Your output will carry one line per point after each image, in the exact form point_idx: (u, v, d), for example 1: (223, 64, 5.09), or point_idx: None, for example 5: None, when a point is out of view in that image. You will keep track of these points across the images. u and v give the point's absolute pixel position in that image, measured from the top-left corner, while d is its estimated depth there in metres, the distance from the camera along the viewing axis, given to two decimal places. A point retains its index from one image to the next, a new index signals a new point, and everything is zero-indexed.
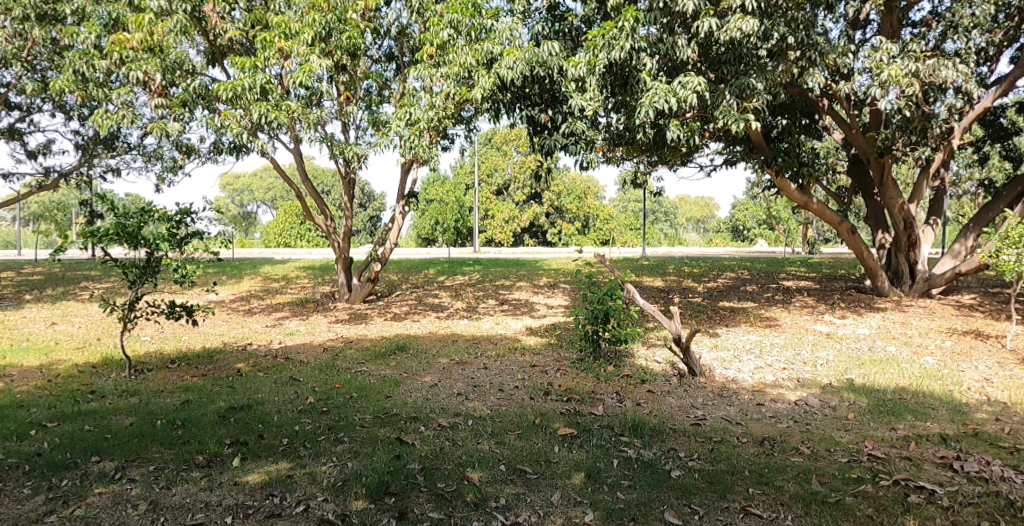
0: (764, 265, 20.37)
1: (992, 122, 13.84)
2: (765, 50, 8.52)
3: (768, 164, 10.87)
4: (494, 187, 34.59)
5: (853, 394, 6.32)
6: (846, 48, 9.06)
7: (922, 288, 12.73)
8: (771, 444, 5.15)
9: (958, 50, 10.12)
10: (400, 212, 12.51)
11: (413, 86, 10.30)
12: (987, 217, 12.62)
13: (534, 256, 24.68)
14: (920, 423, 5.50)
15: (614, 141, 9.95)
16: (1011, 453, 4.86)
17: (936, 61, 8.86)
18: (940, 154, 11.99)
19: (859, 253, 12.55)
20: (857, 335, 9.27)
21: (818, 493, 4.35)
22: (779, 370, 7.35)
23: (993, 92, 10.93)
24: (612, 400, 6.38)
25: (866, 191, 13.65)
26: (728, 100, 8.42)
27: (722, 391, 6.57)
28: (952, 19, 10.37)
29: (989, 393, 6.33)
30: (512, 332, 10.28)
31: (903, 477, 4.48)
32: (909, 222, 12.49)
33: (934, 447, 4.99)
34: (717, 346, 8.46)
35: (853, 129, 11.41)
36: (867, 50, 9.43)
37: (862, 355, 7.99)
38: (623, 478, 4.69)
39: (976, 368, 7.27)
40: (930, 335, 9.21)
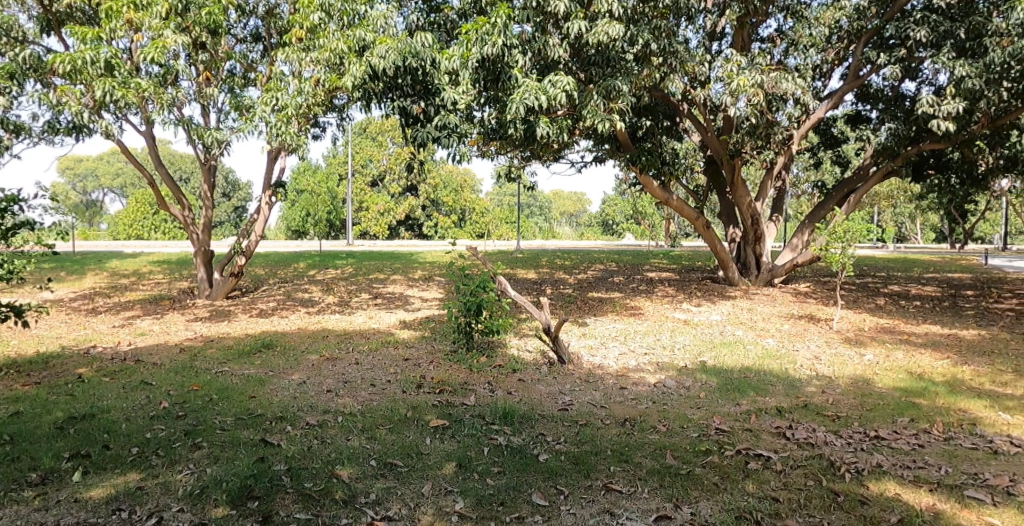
0: (630, 257, 21.45)
1: (825, 131, 15.43)
2: (631, 54, 9.00)
3: (633, 162, 11.57)
4: (369, 179, 33.86)
5: (705, 375, 6.84)
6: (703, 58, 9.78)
7: (766, 278, 13.99)
8: (631, 424, 5.46)
9: (798, 66, 11.18)
10: (266, 203, 11.90)
11: (280, 70, 9.84)
12: (820, 214, 14.08)
13: (410, 249, 24.42)
14: (760, 398, 6.07)
15: (488, 135, 10.10)
16: (833, 420, 5.46)
17: (777, 74, 9.80)
18: (783, 157, 13.15)
19: (713, 246, 13.57)
20: (710, 321, 10.03)
21: (671, 466, 4.66)
22: (641, 355, 7.80)
23: (826, 104, 12.21)
24: (484, 390, 6.47)
25: (720, 190, 14.75)
26: (596, 100, 8.75)
27: (588, 377, 6.87)
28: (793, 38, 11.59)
29: (817, 369, 7.10)
30: (385, 325, 10.12)
31: (745, 447, 4.91)
32: (756, 218, 13.66)
33: (771, 419, 5.51)
34: (585, 334, 8.84)
35: (708, 132, 12.22)
36: (720, 60, 10.21)
37: (714, 339, 8.66)
38: (492, 465, 4.78)
39: (808, 348, 8.14)
40: (771, 320, 10.14)
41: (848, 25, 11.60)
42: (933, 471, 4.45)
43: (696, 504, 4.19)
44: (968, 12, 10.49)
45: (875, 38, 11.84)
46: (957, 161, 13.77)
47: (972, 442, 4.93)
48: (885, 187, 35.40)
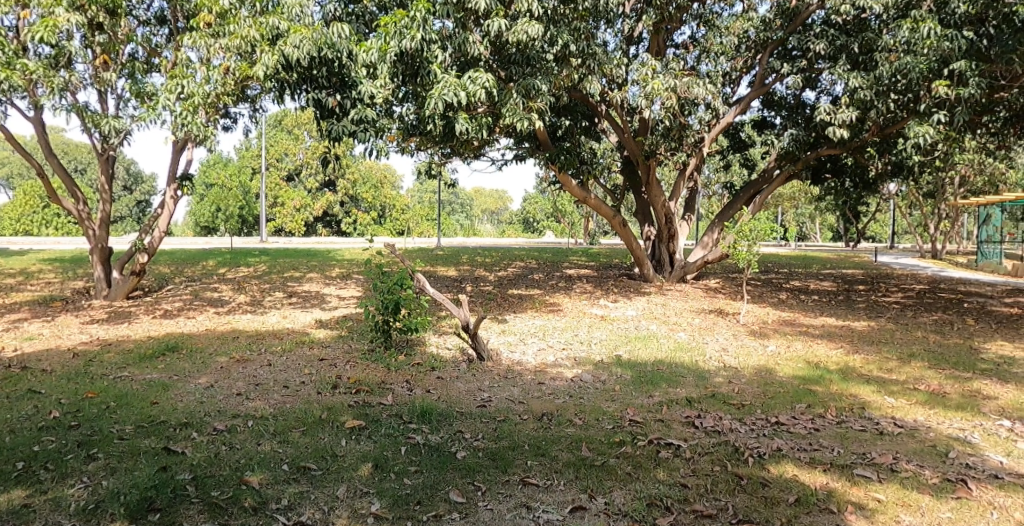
0: (550, 255, 21.74)
1: (734, 135, 16.17)
2: (551, 55, 9.12)
3: (552, 161, 11.72)
4: (284, 173, 32.76)
5: (620, 368, 7.02)
6: (620, 60, 10.02)
7: (679, 275, 14.53)
8: (549, 418, 5.53)
9: (710, 73, 11.65)
10: (171, 197, 11.26)
11: (187, 56, 9.35)
12: (729, 214, 14.74)
13: (328, 246, 23.81)
14: (671, 389, 6.29)
15: (408, 131, 9.98)
16: (738, 408, 5.73)
17: (689, 79, 10.19)
18: (695, 159, 13.65)
19: (629, 243, 13.94)
20: (625, 317, 10.31)
21: (586, 458, 4.76)
22: (559, 350, 7.93)
23: (735, 110, 12.81)
24: (402, 389, 6.38)
25: (636, 189, 15.17)
26: (515, 99, 8.80)
27: (507, 373, 6.91)
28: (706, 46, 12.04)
29: (725, 360, 7.43)
30: (300, 325, 9.81)
31: (656, 436, 5.07)
32: (670, 217, 14.14)
33: (681, 409, 5.72)
34: (504, 331, 8.88)
35: (625, 133, 12.52)
36: (636, 64, 10.49)
37: (630, 333, 8.90)
38: (410, 464, 4.72)
39: (716, 341, 8.51)
40: (683, 314, 10.54)
41: (756, 36, 12.24)
42: (827, 452, 4.74)
43: (611, 494, 4.28)
44: (861, 28, 11.25)
45: (779, 49, 12.54)
46: (852, 166, 14.77)
47: (861, 424, 5.29)
48: (788, 188, 37.62)
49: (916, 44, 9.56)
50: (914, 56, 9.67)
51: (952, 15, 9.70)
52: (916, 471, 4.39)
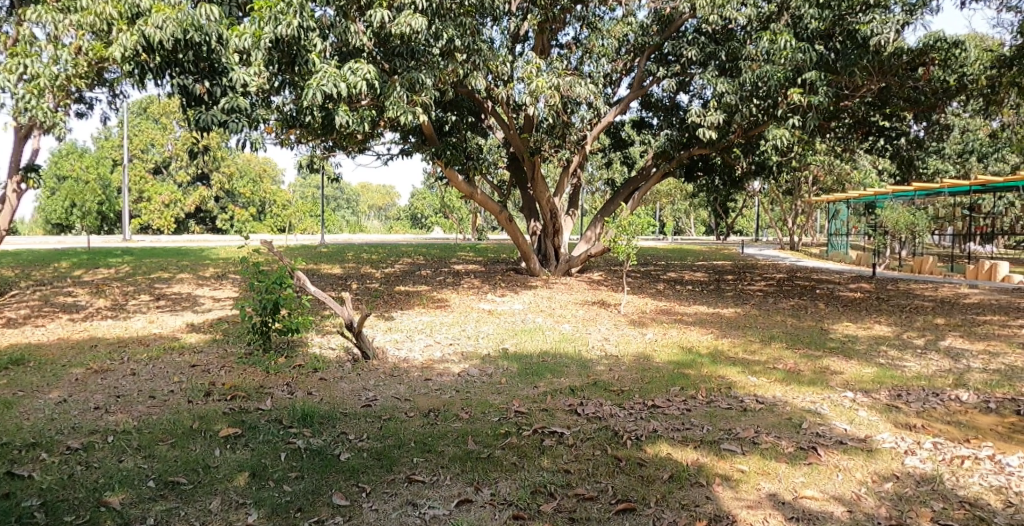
0: (438, 251, 21.64)
1: (615, 133, 16.83)
2: (436, 49, 9.09)
3: (438, 156, 11.61)
4: (151, 165, 30.45)
5: (506, 361, 7.11)
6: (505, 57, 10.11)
7: (564, 268, 14.95)
8: (435, 414, 5.50)
9: (592, 73, 12.05)
10: (14, 190, 10.10)
11: (31, 33, 8.41)
12: (610, 209, 15.32)
13: (201, 245, 22.35)
14: (555, 379, 6.45)
15: (287, 122, 9.57)
16: (618, 394, 5.96)
17: (572, 79, 10.50)
18: (578, 156, 13.95)
19: (515, 238, 14.14)
20: (512, 310, 10.46)
21: (472, 451, 4.77)
22: (446, 346, 7.91)
23: (616, 109, 13.29)
24: (282, 393, 6.10)
25: (522, 184, 15.41)
26: (398, 92, 8.63)
27: (393, 371, 6.80)
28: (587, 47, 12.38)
29: (607, 349, 7.73)
30: (169, 330, 9.13)
31: (541, 426, 5.18)
32: (555, 212, 14.47)
33: (564, 398, 5.88)
34: (391, 328, 8.73)
35: (510, 130, 12.64)
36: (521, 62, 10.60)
37: (516, 327, 9.04)
38: (290, 470, 4.53)
39: (599, 331, 8.83)
40: (568, 306, 10.85)
41: (634, 40, 12.77)
42: (697, 430, 5.04)
43: (496, 485, 4.32)
44: (728, 37, 11.96)
45: (656, 54, 13.16)
46: (721, 166, 15.80)
47: (728, 402, 5.68)
48: (665, 186, 39.84)
49: (775, 54, 10.40)
50: (772, 65, 10.52)
51: (805, 30, 10.74)
52: (774, 442, 4.76)
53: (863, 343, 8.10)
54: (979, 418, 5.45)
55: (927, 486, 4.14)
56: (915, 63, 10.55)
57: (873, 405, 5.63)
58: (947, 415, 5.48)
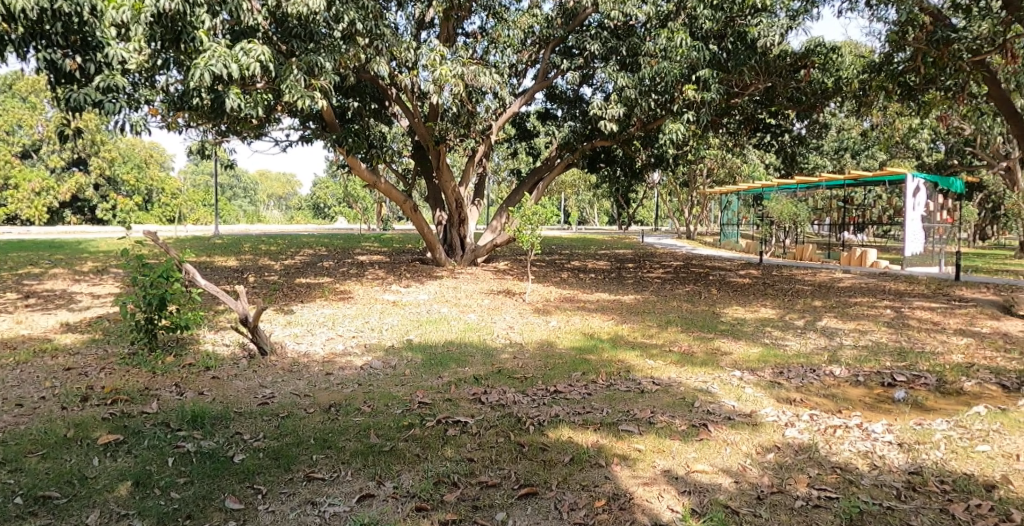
0: (342, 241, 21.06)
1: (520, 124, 16.95)
2: (337, 32, 8.79)
3: (339, 144, 11.20)
4: (17, 149, 27.76)
5: (411, 352, 7.02)
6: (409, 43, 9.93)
7: (470, 258, 14.97)
8: (337, 409, 5.35)
9: (496, 63, 12.06)
10: None
11: None
12: (515, 199, 15.46)
13: (78, 237, 20.61)
14: (460, 369, 6.44)
15: (174, 104, 8.93)
16: (522, 381, 6.03)
17: (476, 68, 10.48)
18: (484, 146, 13.93)
19: (420, 228, 13.98)
20: (417, 301, 10.34)
21: (374, 445, 4.68)
22: (348, 339, 7.70)
23: (520, 100, 13.36)
24: (170, 394, 5.73)
25: (427, 174, 15.24)
26: (296, 75, 8.24)
27: (292, 366, 6.56)
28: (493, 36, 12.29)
29: (511, 337, 7.81)
30: (40, 330, 8.36)
31: (444, 415, 5.15)
32: (460, 202, 14.41)
33: (469, 387, 5.88)
34: (290, 322, 8.41)
35: (415, 118, 12.43)
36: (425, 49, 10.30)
37: (421, 317, 8.94)
38: (178, 476, 4.26)
39: (504, 319, 8.91)
40: (473, 296, 10.86)
41: (540, 32, 12.81)
42: (597, 413, 5.18)
43: (399, 477, 4.26)
44: (630, 33, 12.27)
45: (560, 47, 13.31)
46: (622, 157, 16.26)
47: (626, 385, 5.88)
48: (570, 176, 40.88)
49: (672, 52, 10.77)
50: (669, 62, 10.94)
51: (700, 29, 11.24)
52: (668, 421, 4.98)
53: (750, 325, 8.62)
54: (849, 390, 5.94)
55: (804, 454, 4.46)
56: (798, 65, 11.41)
57: (758, 382, 6.01)
58: (822, 389, 5.94)
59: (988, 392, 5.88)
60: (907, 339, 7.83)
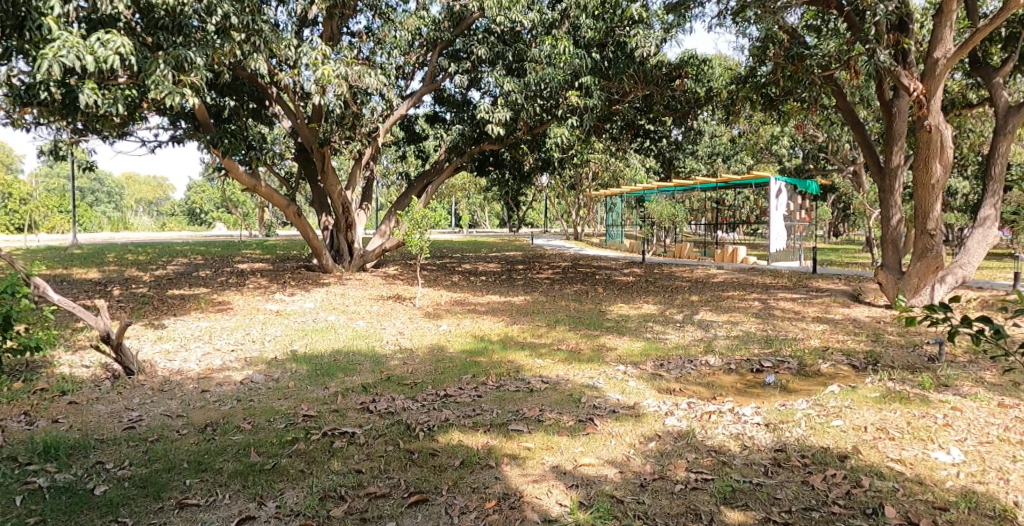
0: (219, 249, 19.89)
1: (409, 127, 16.74)
2: (212, 26, 8.35)
3: (214, 145, 10.48)
4: None
5: (295, 364, 6.73)
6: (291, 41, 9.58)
7: (358, 264, 14.67)
8: (213, 429, 5.03)
9: (383, 64, 11.84)
10: None
11: None
12: (403, 203, 15.29)
13: None
14: (347, 378, 6.25)
15: (19, 99, 7.95)
16: (411, 387, 5.94)
17: (361, 68, 10.27)
18: (371, 149, 13.59)
19: (305, 234, 13.45)
20: (302, 309, 9.95)
21: (255, 464, 4.45)
22: (227, 353, 7.26)
23: (407, 102, 13.06)
24: (18, 425, 5.15)
25: (311, 177, 14.71)
26: (162, 70, 7.69)
27: (163, 385, 6.10)
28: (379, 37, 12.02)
29: (401, 343, 7.68)
30: None
31: (331, 427, 4.97)
32: (347, 207, 14.01)
33: (357, 396, 5.72)
34: (161, 338, 7.81)
35: (298, 118, 11.92)
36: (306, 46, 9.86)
37: (307, 326, 8.60)
38: (27, 515, 3.83)
39: (394, 325, 8.76)
40: (362, 302, 10.60)
41: (427, 34, 12.54)
42: (487, 415, 5.21)
43: (282, 496, 4.07)
44: (516, 39, 12.39)
45: (448, 50, 13.23)
46: (510, 161, 16.47)
47: (516, 385, 5.96)
48: (460, 179, 41.06)
49: (556, 58, 11.18)
50: (553, 69, 11.34)
51: (581, 38, 11.69)
52: (556, 418, 5.09)
53: (633, 321, 9.01)
54: (723, 378, 6.34)
55: (682, 440, 4.70)
56: (672, 75, 12.15)
57: (640, 375, 6.28)
58: (698, 378, 6.30)
59: (841, 372, 6.48)
60: (772, 328, 8.49)
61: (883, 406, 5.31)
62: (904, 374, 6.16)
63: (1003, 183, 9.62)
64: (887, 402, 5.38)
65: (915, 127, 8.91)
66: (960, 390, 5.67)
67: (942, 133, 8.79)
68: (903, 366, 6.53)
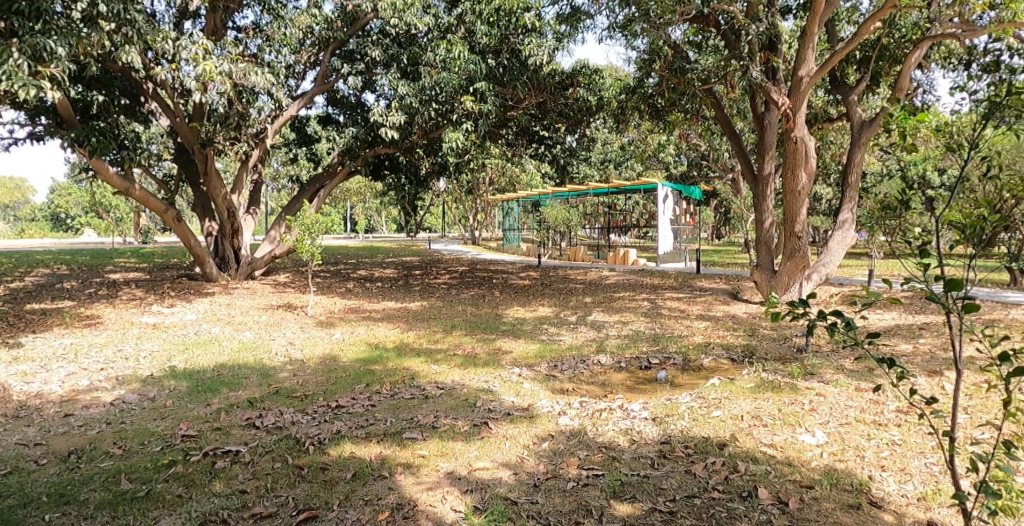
0: (86, 258, 18.30)
1: (300, 129, 16.14)
2: (77, 14, 7.68)
3: (80, 144, 9.61)
4: None
5: (174, 380, 6.32)
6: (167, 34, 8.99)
7: (246, 271, 13.93)
8: (78, 456, 4.63)
9: (271, 62, 11.33)
10: None
11: None
12: (294, 208, 14.72)
13: None
14: (232, 393, 5.93)
15: None
16: (302, 400, 5.73)
17: (246, 66, 9.80)
18: (258, 151, 12.97)
19: (186, 240, 12.63)
20: (183, 322, 9.35)
21: (126, 492, 4.16)
22: (95, 371, 6.69)
23: (298, 103, 12.54)
24: None
25: (192, 181, 13.88)
26: (16, 60, 6.97)
27: (18, 411, 5.53)
28: (268, 34, 11.50)
29: (291, 354, 7.38)
30: None
31: (212, 447, 4.72)
32: (232, 211, 13.30)
33: (242, 412, 5.44)
34: (17, 358, 7.08)
35: (176, 117, 11.21)
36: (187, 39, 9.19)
37: (187, 340, 8.09)
38: None
39: (284, 335, 8.42)
40: (249, 312, 10.11)
41: (320, 33, 12.24)
42: (381, 424, 5.12)
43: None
44: (411, 43, 12.18)
45: (340, 50, 12.68)
46: (407, 165, 16.18)
47: (411, 392, 5.89)
48: (354, 183, 40.17)
49: (450, 63, 11.13)
50: (448, 73, 11.32)
51: (477, 43, 11.73)
52: (451, 423, 5.09)
53: (529, 324, 9.17)
54: (613, 376, 6.60)
55: (574, 438, 4.84)
56: (565, 84, 12.54)
57: (535, 377, 6.41)
58: (590, 377, 6.51)
59: (721, 366, 6.91)
60: (660, 326, 8.91)
61: (758, 395, 5.71)
62: (775, 365, 6.65)
63: (857, 189, 10.64)
64: (761, 391, 5.79)
65: (783, 138, 9.67)
66: (824, 378, 6.20)
67: (806, 144, 9.59)
68: (775, 357, 7.06)
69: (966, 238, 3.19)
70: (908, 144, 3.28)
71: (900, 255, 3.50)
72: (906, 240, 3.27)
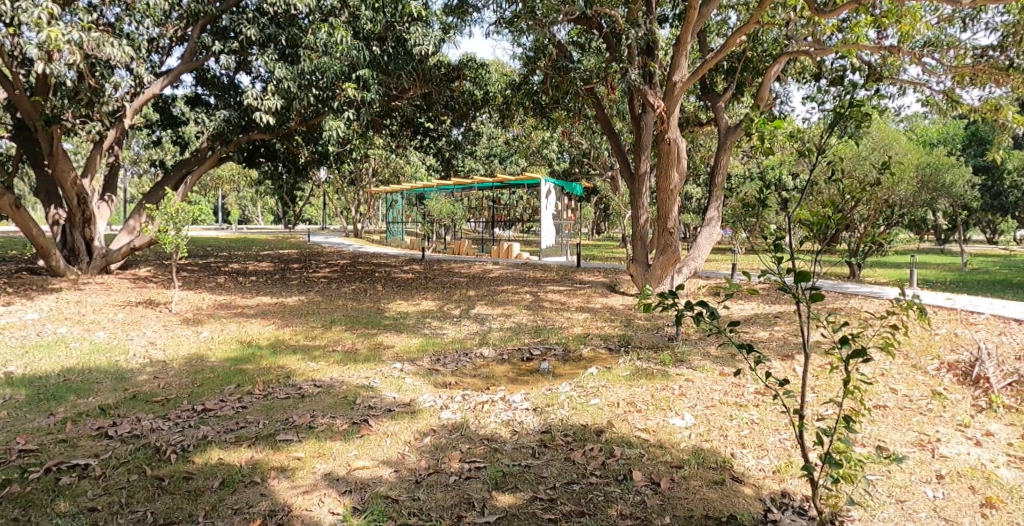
0: None
1: (165, 110, 14.89)
2: None
3: None
4: None
5: (10, 388, 5.63)
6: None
7: (100, 265, 12.67)
8: None
9: (131, 34, 10.33)
10: None
11: None
12: (157, 196, 13.57)
13: None
14: (80, 401, 5.38)
15: None
16: (163, 405, 5.30)
17: (99, 36, 8.87)
18: (114, 132, 11.82)
19: (26, 230, 11.30)
20: (23, 322, 8.36)
21: None
22: None
23: (162, 81, 11.49)
24: None
25: (35, 163, 12.44)
26: None
27: None
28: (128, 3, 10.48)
29: (152, 355, 6.80)
30: None
31: (56, 461, 4.27)
32: (83, 198, 12.06)
33: (92, 421, 4.95)
34: None
35: (15, 90, 10.01)
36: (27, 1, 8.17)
37: (27, 342, 7.25)
38: None
39: (143, 334, 7.74)
40: (103, 310, 9.20)
41: (187, 5, 10.88)
42: (252, 427, 4.85)
43: None
44: (290, 23, 11.50)
45: (211, 26, 11.86)
46: (284, 153, 15.51)
47: (286, 392, 5.62)
48: (227, 170, 37.82)
49: (332, 48, 10.66)
50: (329, 58, 10.86)
51: (361, 29, 11.32)
52: (329, 423, 4.91)
53: (412, 317, 9.05)
54: (496, 368, 6.66)
55: (455, 433, 4.83)
56: (451, 76, 12.44)
57: (417, 371, 6.33)
58: (473, 370, 6.53)
59: (599, 355, 7.17)
60: (542, 318, 9.10)
61: (633, 383, 5.97)
62: (649, 353, 7.00)
63: (722, 189, 11.40)
64: (635, 379, 6.07)
65: (658, 139, 10.16)
66: (692, 364, 6.60)
67: (678, 144, 10.15)
68: (649, 345, 7.45)
69: (813, 235, 3.49)
70: (765, 148, 3.54)
71: (757, 249, 3.78)
72: (763, 236, 3.54)
